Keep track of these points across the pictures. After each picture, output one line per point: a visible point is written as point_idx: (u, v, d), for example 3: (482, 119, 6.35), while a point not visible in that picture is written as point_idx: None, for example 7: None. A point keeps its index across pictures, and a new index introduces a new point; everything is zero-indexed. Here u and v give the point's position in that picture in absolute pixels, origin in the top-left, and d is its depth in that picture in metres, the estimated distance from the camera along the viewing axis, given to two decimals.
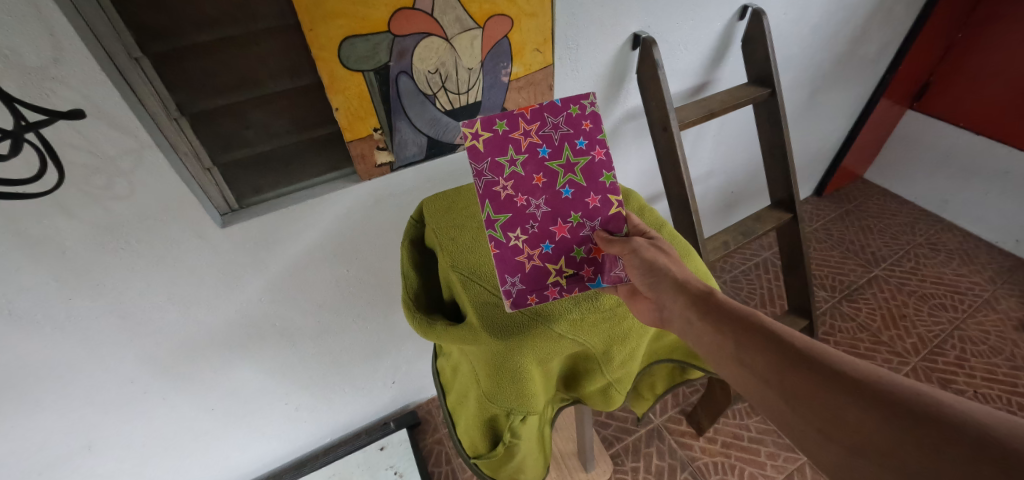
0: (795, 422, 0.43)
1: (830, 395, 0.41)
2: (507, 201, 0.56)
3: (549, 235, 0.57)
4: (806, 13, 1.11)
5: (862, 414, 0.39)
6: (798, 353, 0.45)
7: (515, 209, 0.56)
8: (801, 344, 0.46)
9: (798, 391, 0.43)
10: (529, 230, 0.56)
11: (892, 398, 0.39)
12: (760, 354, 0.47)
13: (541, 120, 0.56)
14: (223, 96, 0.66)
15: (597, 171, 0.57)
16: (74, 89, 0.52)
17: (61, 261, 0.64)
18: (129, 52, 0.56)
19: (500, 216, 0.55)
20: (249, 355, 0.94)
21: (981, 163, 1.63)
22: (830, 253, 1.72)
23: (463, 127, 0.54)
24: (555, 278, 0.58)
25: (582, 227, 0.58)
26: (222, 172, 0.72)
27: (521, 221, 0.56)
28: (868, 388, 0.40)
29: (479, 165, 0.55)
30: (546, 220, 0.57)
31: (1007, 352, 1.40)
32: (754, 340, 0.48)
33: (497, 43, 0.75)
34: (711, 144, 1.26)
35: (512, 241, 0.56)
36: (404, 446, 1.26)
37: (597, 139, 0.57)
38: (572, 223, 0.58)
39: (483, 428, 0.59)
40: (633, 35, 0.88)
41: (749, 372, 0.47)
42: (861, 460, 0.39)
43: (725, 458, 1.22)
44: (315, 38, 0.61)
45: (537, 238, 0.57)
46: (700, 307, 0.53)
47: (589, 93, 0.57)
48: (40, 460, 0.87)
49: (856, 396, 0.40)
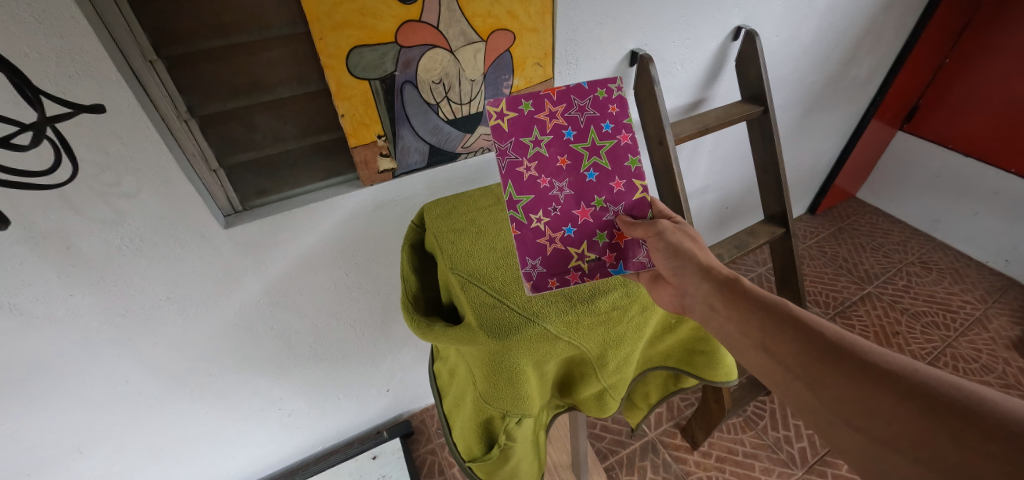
0: (822, 412, 0.45)
1: (858, 386, 0.42)
2: (530, 182, 0.58)
3: (571, 217, 0.60)
4: (798, 35, 1.14)
5: (891, 405, 0.40)
6: (828, 343, 0.46)
7: (538, 191, 0.58)
8: (831, 335, 0.47)
9: (825, 381, 0.44)
10: (552, 212, 0.59)
11: (923, 390, 0.40)
12: (787, 343, 0.48)
13: (567, 103, 0.59)
14: (233, 100, 0.67)
15: (622, 155, 0.60)
16: (89, 87, 0.54)
17: (65, 257, 0.65)
18: (145, 55, 0.58)
19: (523, 197, 0.58)
20: (244, 359, 0.94)
21: (970, 184, 1.67)
22: (823, 270, 1.74)
23: (488, 106, 0.56)
24: (576, 264, 0.60)
25: (606, 211, 0.61)
26: (228, 173, 0.73)
27: (543, 203, 0.59)
28: (899, 381, 0.41)
29: (503, 144, 0.57)
30: (568, 203, 0.59)
31: (999, 369, 1.41)
32: (781, 328, 0.49)
33: (499, 56, 0.77)
34: (707, 160, 1.28)
35: (535, 222, 0.59)
36: (396, 455, 1.25)
37: (623, 124, 0.60)
38: (596, 207, 0.60)
39: (478, 431, 0.60)
40: (630, 52, 0.91)
41: (776, 361, 0.48)
42: (887, 450, 0.40)
43: (719, 473, 1.22)
44: (324, 46, 0.64)
45: (561, 220, 0.59)
46: (726, 295, 0.54)
47: (616, 78, 0.59)
48: (30, 461, 0.87)
49: (885, 388, 0.41)
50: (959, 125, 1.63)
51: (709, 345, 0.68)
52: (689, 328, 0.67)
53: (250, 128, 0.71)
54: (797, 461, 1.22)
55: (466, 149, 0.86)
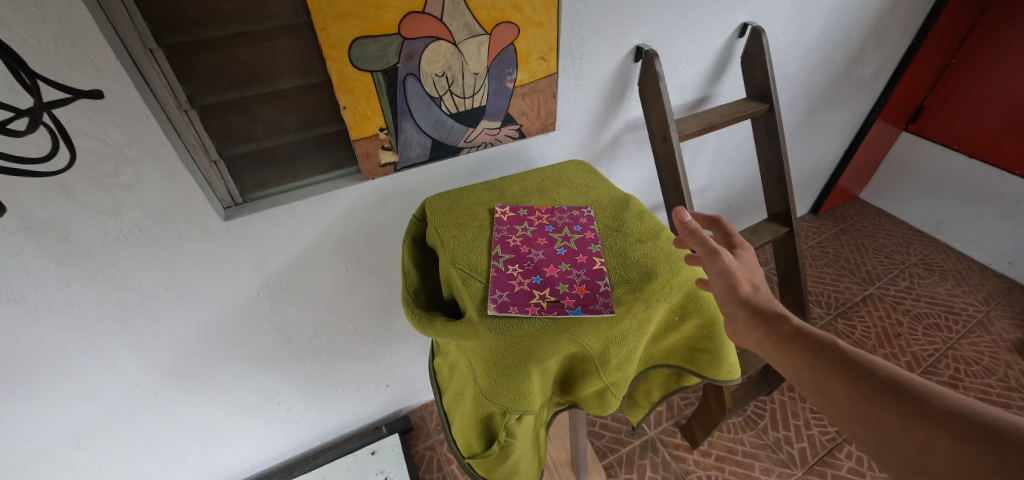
0: (889, 456, 0.43)
1: (924, 435, 0.40)
2: (514, 247, 0.62)
3: (540, 272, 0.59)
4: (805, 32, 1.13)
5: (961, 456, 0.38)
6: (885, 385, 0.43)
7: (518, 252, 0.61)
8: (888, 375, 0.43)
9: (887, 426, 0.42)
10: (525, 266, 0.59)
11: (996, 438, 0.37)
12: (841, 385, 0.45)
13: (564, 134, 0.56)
14: (233, 91, 0.66)
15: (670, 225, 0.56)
16: (88, 74, 0.54)
17: (64, 247, 0.65)
18: (144, 43, 0.57)
19: (504, 255, 0.61)
20: (244, 352, 0.94)
21: (975, 185, 1.66)
22: (825, 270, 1.74)
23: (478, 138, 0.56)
24: (537, 300, 0.55)
25: (570, 272, 0.59)
26: (228, 165, 0.72)
27: (520, 259, 0.60)
28: (968, 427, 0.38)
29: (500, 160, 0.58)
30: (541, 262, 0.61)
31: (1000, 372, 1.40)
32: (834, 370, 0.46)
33: (503, 50, 0.76)
34: (710, 158, 1.28)
35: (509, 270, 0.59)
36: (395, 451, 1.25)
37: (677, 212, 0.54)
38: (562, 269, 0.60)
39: (478, 428, 0.59)
40: (635, 48, 0.90)
41: (834, 404, 0.46)
42: None
43: (719, 472, 1.21)
44: (326, 37, 0.63)
45: (530, 271, 0.59)
46: (772, 333, 0.51)
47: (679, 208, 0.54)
48: (28, 451, 0.87)
49: (953, 436, 0.38)
50: (964, 126, 1.62)
51: (713, 344, 0.67)
52: (693, 326, 0.65)
53: (251, 120, 0.70)
54: (796, 461, 1.22)
55: (469, 143, 0.85)
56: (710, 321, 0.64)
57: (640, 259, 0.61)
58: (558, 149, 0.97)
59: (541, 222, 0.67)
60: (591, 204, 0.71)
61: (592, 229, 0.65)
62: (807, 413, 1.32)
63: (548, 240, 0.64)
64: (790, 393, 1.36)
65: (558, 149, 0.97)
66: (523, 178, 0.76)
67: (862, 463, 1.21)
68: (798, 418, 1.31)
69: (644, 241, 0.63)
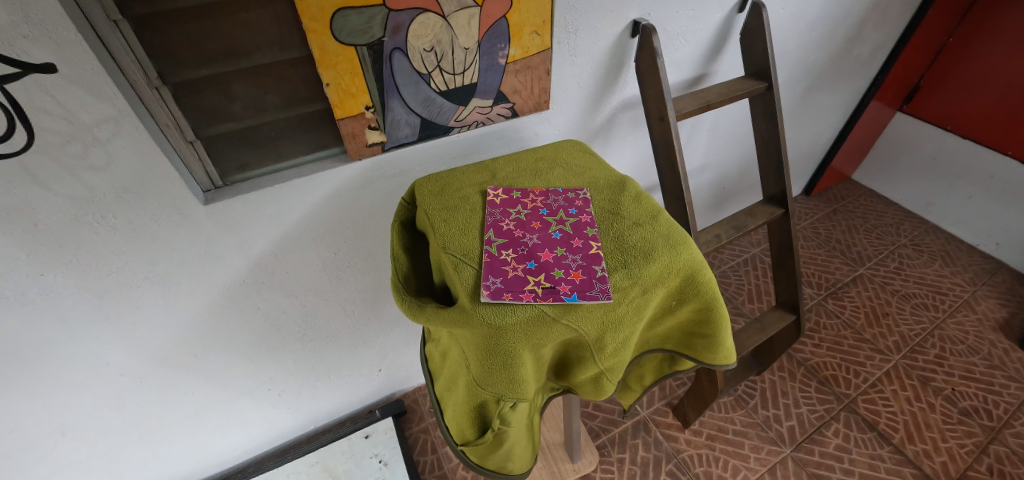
0: None
1: None
2: (507, 231, 0.59)
3: (534, 257, 0.57)
4: (806, 8, 1.10)
5: None
6: None
7: (511, 237, 0.59)
8: None
9: None
10: (518, 251, 0.57)
11: None
12: None
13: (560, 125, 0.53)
14: (208, 66, 0.62)
15: None
16: (46, 47, 0.49)
17: (33, 234, 0.61)
18: (108, 14, 0.52)
19: (497, 239, 0.58)
20: (231, 339, 0.92)
21: (967, 166, 1.66)
22: (816, 252, 1.75)
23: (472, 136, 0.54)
24: (532, 286, 0.53)
25: (566, 257, 0.57)
26: (206, 145, 0.69)
27: (513, 244, 0.58)
28: None
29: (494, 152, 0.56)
30: (535, 247, 0.59)
31: (984, 351, 1.43)
32: None
33: (495, 23, 0.72)
34: (706, 138, 1.25)
35: (502, 255, 0.56)
36: (389, 434, 1.25)
37: None
38: (557, 254, 0.58)
39: (472, 415, 0.58)
40: (633, 22, 0.86)
41: None
42: None
43: (709, 450, 1.23)
44: (306, 7, 0.59)
45: (524, 256, 0.57)
46: None
47: None
48: (13, 443, 0.85)
49: None
50: (958, 106, 1.61)
51: (709, 328, 0.66)
52: (689, 310, 0.64)
53: (230, 98, 0.66)
54: (785, 439, 1.24)
55: (460, 123, 0.82)
56: (706, 305, 0.62)
57: (638, 243, 0.59)
58: (552, 128, 0.94)
59: (535, 205, 0.64)
60: (587, 185, 0.69)
61: (588, 212, 0.63)
62: (796, 392, 1.34)
63: (542, 224, 0.62)
64: (779, 373, 1.38)
65: (551, 128, 0.94)
66: (517, 159, 0.74)
67: (848, 441, 1.24)
68: (787, 397, 1.33)
69: (642, 224, 0.61)
